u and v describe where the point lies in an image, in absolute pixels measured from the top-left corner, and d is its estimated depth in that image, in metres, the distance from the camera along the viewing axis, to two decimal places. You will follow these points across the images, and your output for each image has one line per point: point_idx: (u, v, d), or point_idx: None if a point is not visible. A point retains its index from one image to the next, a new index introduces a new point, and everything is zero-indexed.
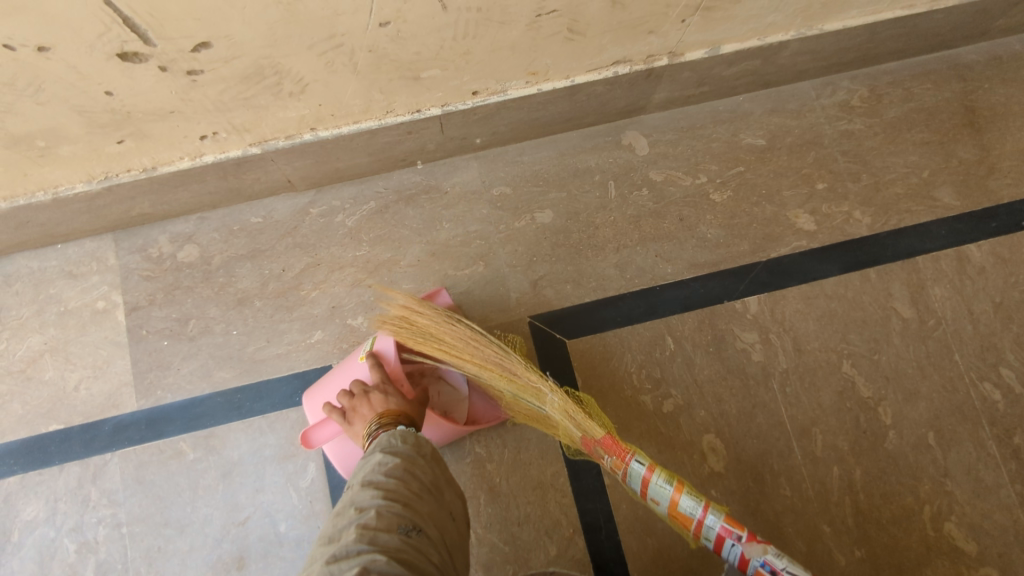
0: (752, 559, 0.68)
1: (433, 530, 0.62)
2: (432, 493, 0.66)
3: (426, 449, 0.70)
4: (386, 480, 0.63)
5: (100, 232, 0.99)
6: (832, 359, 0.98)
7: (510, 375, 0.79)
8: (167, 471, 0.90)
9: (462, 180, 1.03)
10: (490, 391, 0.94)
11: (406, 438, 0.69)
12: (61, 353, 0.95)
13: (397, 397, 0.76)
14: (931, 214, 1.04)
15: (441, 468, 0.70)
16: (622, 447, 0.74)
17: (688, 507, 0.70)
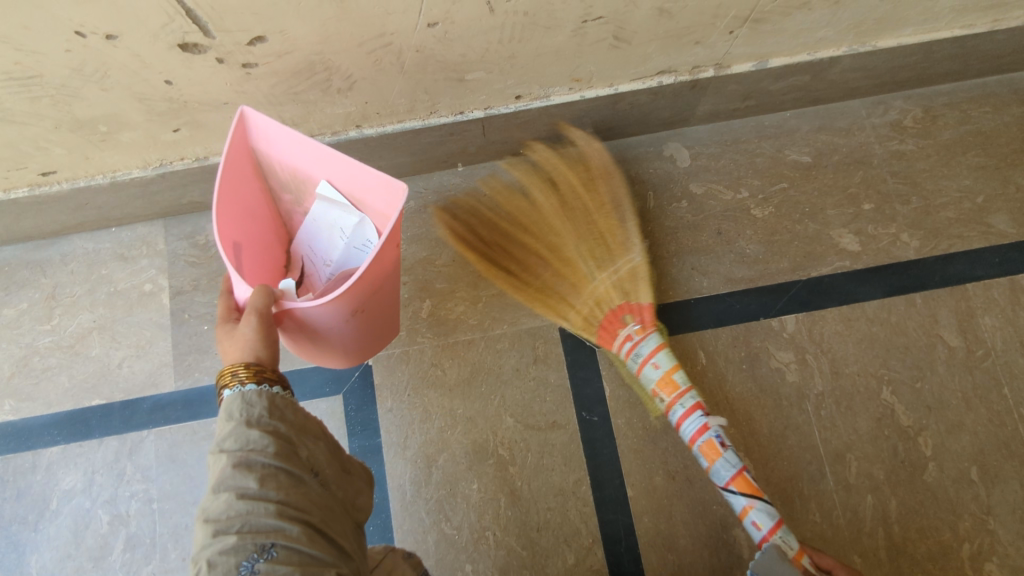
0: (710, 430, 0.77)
1: (296, 527, 0.53)
2: (285, 473, 0.55)
3: (258, 411, 0.57)
4: (216, 500, 0.52)
5: (152, 218, 1.03)
6: (871, 384, 0.95)
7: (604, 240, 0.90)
8: (200, 451, 0.93)
9: (501, 184, 1.04)
10: (364, 190, 0.70)
11: (233, 414, 0.57)
12: (108, 332, 0.99)
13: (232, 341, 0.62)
14: (984, 241, 1.00)
15: (287, 428, 0.58)
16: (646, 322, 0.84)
17: (676, 381, 0.80)
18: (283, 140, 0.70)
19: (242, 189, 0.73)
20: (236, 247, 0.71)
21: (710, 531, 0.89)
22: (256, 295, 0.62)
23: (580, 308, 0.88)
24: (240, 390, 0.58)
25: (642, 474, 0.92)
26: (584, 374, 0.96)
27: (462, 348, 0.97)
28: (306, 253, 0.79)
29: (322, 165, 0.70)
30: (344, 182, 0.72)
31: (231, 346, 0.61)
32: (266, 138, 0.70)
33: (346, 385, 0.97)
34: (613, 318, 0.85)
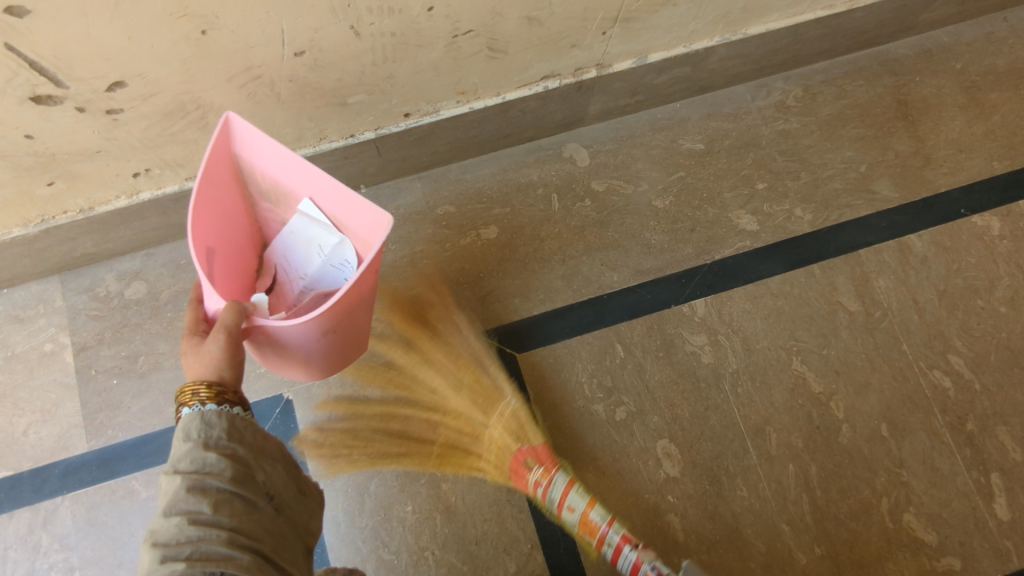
0: (643, 565, 0.77)
1: (247, 556, 0.49)
2: (240, 498, 0.52)
3: (217, 433, 0.54)
4: (166, 526, 0.49)
5: (46, 274, 0.99)
6: (782, 356, 0.99)
7: (479, 373, 0.95)
8: (120, 511, 0.90)
9: (406, 202, 1.04)
10: (351, 218, 0.66)
11: (190, 433, 0.53)
12: (9, 399, 0.94)
13: (195, 355, 0.59)
14: (870, 207, 1.06)
15: (246, 450, 0.55)
16: (550, 464, 0.86)
17: (595, 520, 0.80)
18: (269, 152, 0.65)
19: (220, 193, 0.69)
20: (211, 253, 0.67)
21: (644, 519, 0.91)
22: (227, 311, 0.59)
23: (485, 455, 0.91)
24: (199, 410, 0.55)
25: (573, 472, 0.93)
26: (507, 381, 0.97)
27: (383, 370, 0.96)
28: (279, 261, 0.75)
29: (306, 185, 0.66)
30: (329, 205, 0.68)
31: (194, 361, 0.58)
32: (247, 150, 0.66)
33: (267, 423, 0.94)
34: (520, 467, 0.88)
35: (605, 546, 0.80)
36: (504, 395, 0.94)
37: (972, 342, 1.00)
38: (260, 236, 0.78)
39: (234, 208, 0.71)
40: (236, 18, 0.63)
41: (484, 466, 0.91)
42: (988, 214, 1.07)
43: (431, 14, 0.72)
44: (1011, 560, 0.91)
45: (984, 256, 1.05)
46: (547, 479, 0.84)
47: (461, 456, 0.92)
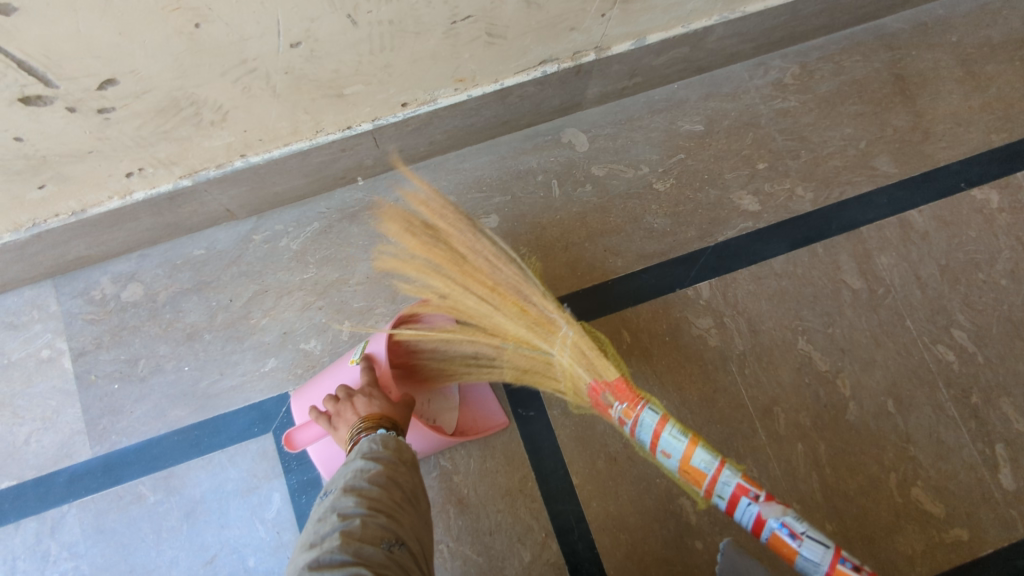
0: (769, 521, 0.66)
1: (415, 546, 0.63)
2: (414, 502, 0.67)
3: (408, 454, 0.70)
4: (371, 488, 0.64)
5: (39, 279, 0.96)
6: (787, 336, 0.99)
7: (522, 302, 0.79)
8: (128, 516, 0.89)
9: (405, 193, 1.02)
10: (479, 401, 0.95)
11: (391, 441, 0.69)
12: (8, 409, 0.92)
13: (383, 400, 0.74)
14: (871, 184, 1.06)
15: (419, 475, 0.71)
16: (633, 394, 0.73)
17: (698, 467, 0.69)
18: None
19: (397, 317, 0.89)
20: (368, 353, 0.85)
21: (657, 504, 0.91)
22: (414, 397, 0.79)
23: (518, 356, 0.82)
24: (392, 433, 0.71)
25: (584, 460, 0.93)
26: None
27: None
28: None
29: None
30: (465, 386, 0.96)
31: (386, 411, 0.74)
32: None
33: (274, 421, 0.93)
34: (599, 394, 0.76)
35: (716, 498, 0.70)
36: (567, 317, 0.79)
37: (975, 315, 1.01)
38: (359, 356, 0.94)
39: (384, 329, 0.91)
40: (230, 11, 0.61)
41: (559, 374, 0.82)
42: (986, 187, 1.07)
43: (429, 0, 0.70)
44: (1018, 529, 0.92)
45: (984, 230, 1.05)
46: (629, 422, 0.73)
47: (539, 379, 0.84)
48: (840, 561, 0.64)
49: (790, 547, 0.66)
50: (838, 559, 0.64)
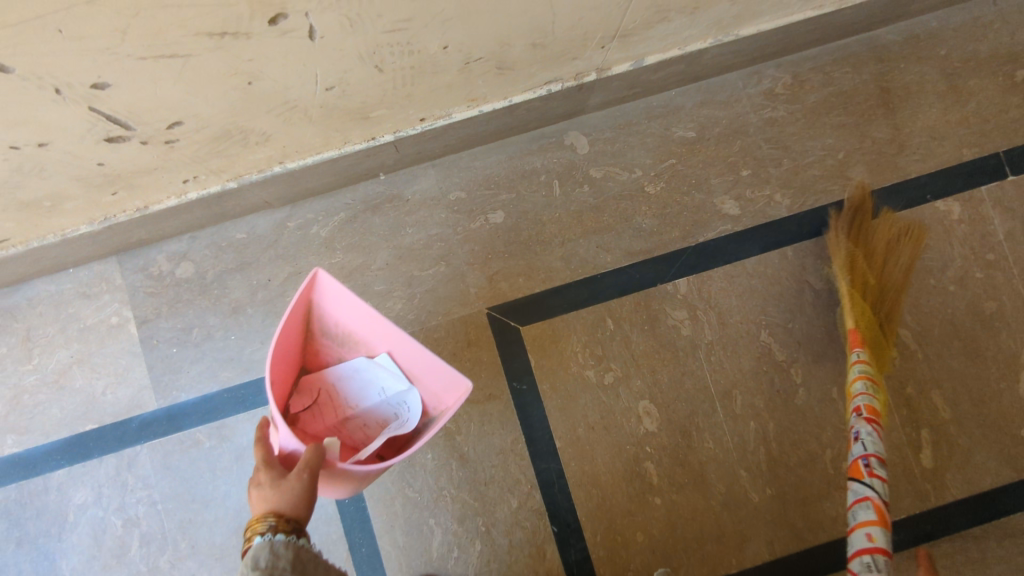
0: (851, 426, 0.99)
1: None
2: None
3: (283, 559, 0.66)
4: None
5: (105, 255, 1.11)
6: (752, 329, 1.13)
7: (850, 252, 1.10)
8: (189, 457, 1.08)
9: (421, 188, 1.15)
10: (426, 375, 0.87)
11: (259, 559, 0.65)
12: (86, 365, 1.10)
13: (269, 490, 0.71)
14: (844, 192, 1.17)
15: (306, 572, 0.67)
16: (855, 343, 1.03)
17: (854, 386, 1.01)
18: (358, 313, 0.84)
19: (284, 339, 0.83)
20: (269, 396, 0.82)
21: (626, 466, 1.09)
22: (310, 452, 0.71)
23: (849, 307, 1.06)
24: (271, 539, 0.67)
25: (567, 427, 1.10)
26: (512, 350, 1.12)
27: None
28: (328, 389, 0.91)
29: (388, 341, 0.86)
30: (403, 361, 0.88)
31: (277, 498, 0.70)
32: (337, 303, 0.85)
33: None
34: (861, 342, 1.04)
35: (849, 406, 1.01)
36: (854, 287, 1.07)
37: (920, 317, 1.15)
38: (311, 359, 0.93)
39: (298, 338, 0.87)
40: (277, 71, 0.72)
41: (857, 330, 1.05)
42: (950, 199, 1.17)
43: (445, 51, 0.80)
44: (928, 499, 1.11)
45: (943, 239, 1.16)
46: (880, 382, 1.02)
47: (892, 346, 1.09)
48: (861, 459, 0.96)
49: (852, 440, 0.99)
50: (862, 457, 0.96)
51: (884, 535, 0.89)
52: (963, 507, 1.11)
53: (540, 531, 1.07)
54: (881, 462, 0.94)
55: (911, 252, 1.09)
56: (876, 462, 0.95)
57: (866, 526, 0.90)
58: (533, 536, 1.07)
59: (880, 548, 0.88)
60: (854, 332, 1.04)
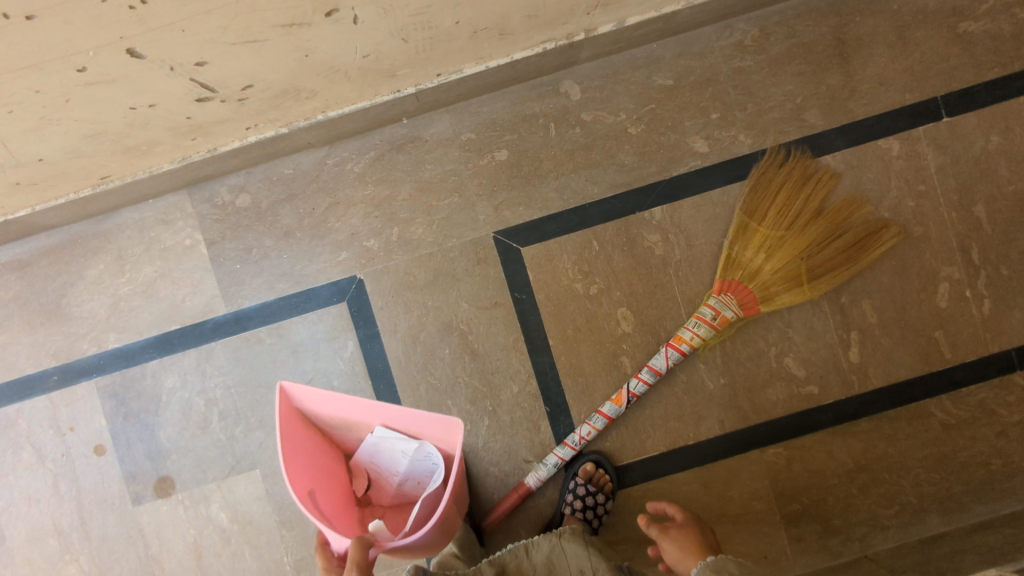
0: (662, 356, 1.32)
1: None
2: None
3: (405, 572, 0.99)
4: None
5: (177, 188, 1.34)
6: (714, 249, 1.35)
7: (805, 215, 1.29)
8: (254, 351, 1.35)
9: (437, 130, 1.35)
10: (426, 430, 1.05)
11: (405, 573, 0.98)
12: (168, 278, 1.35)
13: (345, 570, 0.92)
14: (799, 133, 1.36)
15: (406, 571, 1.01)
16: (723, 287, 1.29)
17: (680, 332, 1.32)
18: (338, 403, 1.04)
19: (302, 446, 1.08)
20: (314, 491, 1.06)
21: (606, 359, 1.35)
22: (352, 552, 0.91)
23: (759, 256, 1.28)
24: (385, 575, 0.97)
25: (559, 329, 1.35)
26: (514, 267, 1.35)
27: (426, 259, 1.35)
28: (369, 466, 1.15)
29: (380, 416, 1.05)
30: (399, 426, 1.07)
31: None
32: (310, 400, 1.04)
33: (348, 294, 1.35)
34: (724, 289, 1.29)
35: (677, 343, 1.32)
36: (773, 243, 1.27)
37: None
38: (341, 445, 1.18)
39: (307, 442, 1.09)
40: (326, 47, 0.93)
41: (757, 273, 1.27)
42: (891, 138, 1.36)
43: (457, 25, 1.00)
44: (852, 387, 1.37)
45: (882, 172, 1.36)
46: (724, 320, 1.27)
47: (792, 284, 1.27)
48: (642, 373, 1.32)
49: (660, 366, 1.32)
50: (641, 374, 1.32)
51: (612, 408, 1.29)
52: (880, 394, 1.37)
53: (536, 410, 1.35)
54: (646, 369, 1.30)
55: (851, 232, 1.30)
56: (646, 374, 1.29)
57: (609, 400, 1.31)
58: (530, 413, 1.35)
59: (602, 412, 1.30)
60: (721, 280, 1.30)
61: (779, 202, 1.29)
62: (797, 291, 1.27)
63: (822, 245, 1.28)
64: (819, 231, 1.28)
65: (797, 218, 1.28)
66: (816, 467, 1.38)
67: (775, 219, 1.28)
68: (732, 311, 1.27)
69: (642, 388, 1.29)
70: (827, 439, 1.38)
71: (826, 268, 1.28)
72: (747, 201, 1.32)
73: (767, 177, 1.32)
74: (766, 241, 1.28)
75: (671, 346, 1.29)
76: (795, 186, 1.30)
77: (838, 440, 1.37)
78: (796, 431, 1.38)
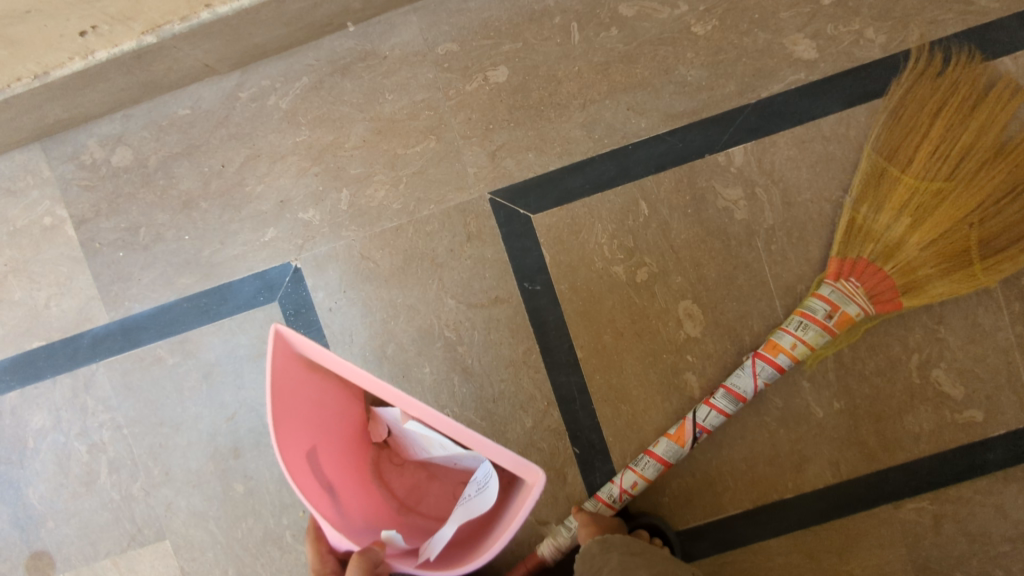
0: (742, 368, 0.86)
1: None
2: None
3: None
4: None
5: (27, 142, 0.92)
6: (826, 209, 0.89)
7: (978, 155, 0.80)
8: (152, 376, 0.94)
9: (402, 40, 0.90)
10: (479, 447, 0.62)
11: None
12: (24, 274, 0.94)
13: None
14: (961, 23, 0.87)
15: None
16: (838, 269, 0.82)
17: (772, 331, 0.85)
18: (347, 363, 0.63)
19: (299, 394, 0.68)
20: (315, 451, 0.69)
21: (662, 378, 0.90)
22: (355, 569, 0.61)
23: (897, 223, 0.80)
24: None
25: (590, 334, 0.91)
26: (522, 245, 0.91)
27: (390, 236, 0.91)
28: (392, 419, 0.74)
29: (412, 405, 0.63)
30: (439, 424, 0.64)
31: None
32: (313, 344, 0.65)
33: (279, 292, 0.92)
34: (843, 273, 0.82)
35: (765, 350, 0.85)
36: (921, 203, 0.80)
37: None
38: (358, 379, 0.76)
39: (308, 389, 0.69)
40: None
41: (893, 249, 0.80)
42: None
43: None
44: None
45: None
46: (844, 321, 0.80)
47: (954, 265, 0.80)
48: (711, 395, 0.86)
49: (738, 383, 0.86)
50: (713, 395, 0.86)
51: (670, 449, 0.85)
52: None
53: (559, 454, 0.91)
54: (721, 393, 0.84)
55: None
56: (722, 395, 0.84)
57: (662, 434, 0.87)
58: (552, 459, 0.91)
59: (656, 455, 0.85)
60: (839, 259, 0.83)
61: (935, 133, 0.81)
62: (960, 278, 0.80)
63: (1003, 205, 0.80)
64: (1002, 177, 0.80)
65: (962, 161, 0.80)
66: (979, 531, 0.92)
67: (930, 158, 0.81)
68: (857, 305, 0.80)
69: (718, 420, 0.84)
70: (998, 489, 0.92)
71: (1010, 236, 0.80)
72: (879, 134, 0.84)
73: (916, 95, 0.83)
74: (910, 198, 0.81)
75: (761, 358, 0.83)
76: (962, 107, 0.82)
77: (1014, 491, 0.92)
78: (949, 477, 0.92)
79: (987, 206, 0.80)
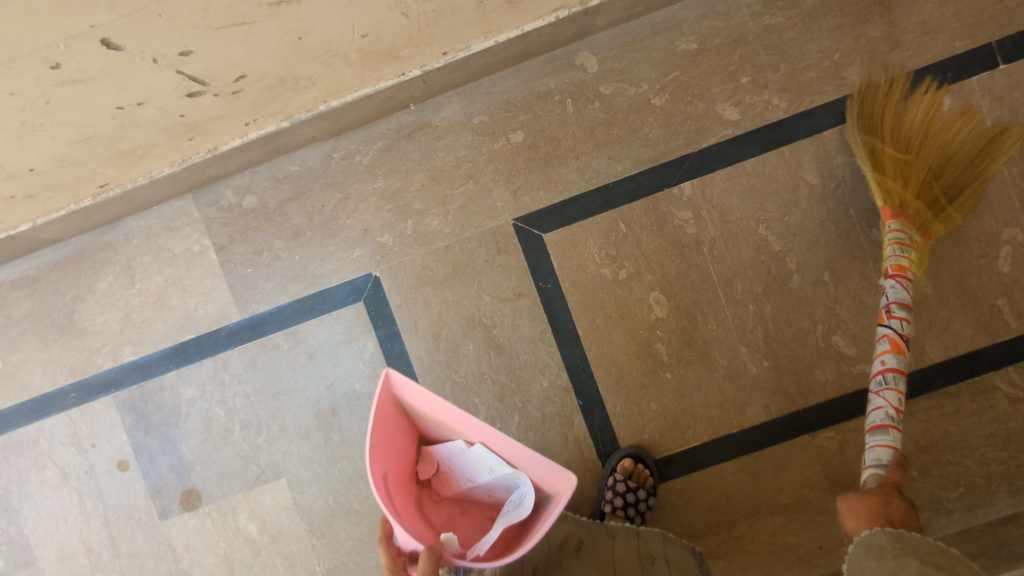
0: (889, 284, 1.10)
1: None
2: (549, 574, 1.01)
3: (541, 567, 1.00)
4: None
5: (182, 193, 1.30)
6: (750, 224, 1.26)
7: (927, 130, 1.16)
8: (272, 357, 1.30)
9: (448, 114, 1.28)
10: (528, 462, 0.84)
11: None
12: (179, 287, 1.31)
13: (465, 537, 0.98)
14: (839, 92, 1.25)
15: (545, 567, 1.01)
16: (887, 212, 1.12)
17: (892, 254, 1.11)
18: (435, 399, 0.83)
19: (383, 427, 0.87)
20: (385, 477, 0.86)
21: (640, 347, 1.27)
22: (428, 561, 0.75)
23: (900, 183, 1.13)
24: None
25: (587, 318, 1.27)
26: (536, 255, 1.28)
27: (443, 252, 1.28)
28: (442, 459, 0.94)
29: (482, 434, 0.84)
30: (499, 448, 0.86)
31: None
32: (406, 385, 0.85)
33: (364, 294, 1.29)
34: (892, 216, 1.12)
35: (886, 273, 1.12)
36: (907, 167, 1.14)
37: None
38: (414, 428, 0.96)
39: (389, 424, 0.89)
40: (321, 27, 0.86)
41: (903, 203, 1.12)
42: None
43: None
44: (908, 364, 1.28)
45: None
46: (915, 244, 1.11)
47: (937, 209, 1.14)
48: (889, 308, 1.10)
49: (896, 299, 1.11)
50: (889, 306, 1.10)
51: (897, 359, 1.07)
52: (940, 369, 1.27)
53: (568, 404, 1.27)
54: (899, 307, 1.09)
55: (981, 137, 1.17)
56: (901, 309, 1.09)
57: (881, 355, 1.09)
58: (563, 408, 1.27)
59: (891, 368, 1.07)
60: (885, 207, 1.12)
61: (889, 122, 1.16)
62: (941, 216, 1.15)
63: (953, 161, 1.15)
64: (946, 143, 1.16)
65: (916, 136, 1.16)
66: None
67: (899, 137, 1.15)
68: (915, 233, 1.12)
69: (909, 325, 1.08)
70: None
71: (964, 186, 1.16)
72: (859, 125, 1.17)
73: (868, 101, 1.18)
74: (897, 164, 1.14)
75: (898, 276, 1.09)
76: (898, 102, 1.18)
77: None
78: None
79: (943, 164, 1.15)
